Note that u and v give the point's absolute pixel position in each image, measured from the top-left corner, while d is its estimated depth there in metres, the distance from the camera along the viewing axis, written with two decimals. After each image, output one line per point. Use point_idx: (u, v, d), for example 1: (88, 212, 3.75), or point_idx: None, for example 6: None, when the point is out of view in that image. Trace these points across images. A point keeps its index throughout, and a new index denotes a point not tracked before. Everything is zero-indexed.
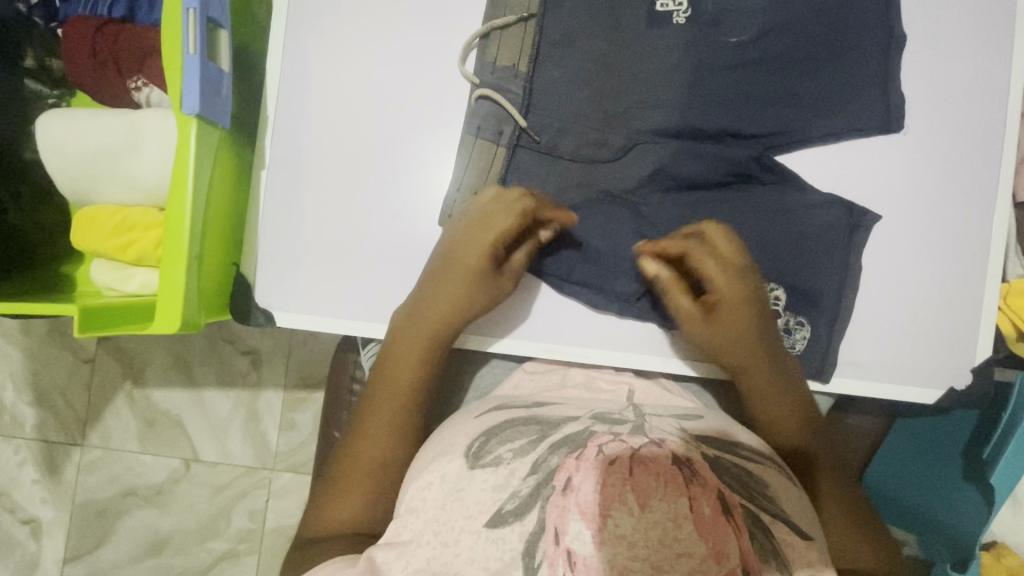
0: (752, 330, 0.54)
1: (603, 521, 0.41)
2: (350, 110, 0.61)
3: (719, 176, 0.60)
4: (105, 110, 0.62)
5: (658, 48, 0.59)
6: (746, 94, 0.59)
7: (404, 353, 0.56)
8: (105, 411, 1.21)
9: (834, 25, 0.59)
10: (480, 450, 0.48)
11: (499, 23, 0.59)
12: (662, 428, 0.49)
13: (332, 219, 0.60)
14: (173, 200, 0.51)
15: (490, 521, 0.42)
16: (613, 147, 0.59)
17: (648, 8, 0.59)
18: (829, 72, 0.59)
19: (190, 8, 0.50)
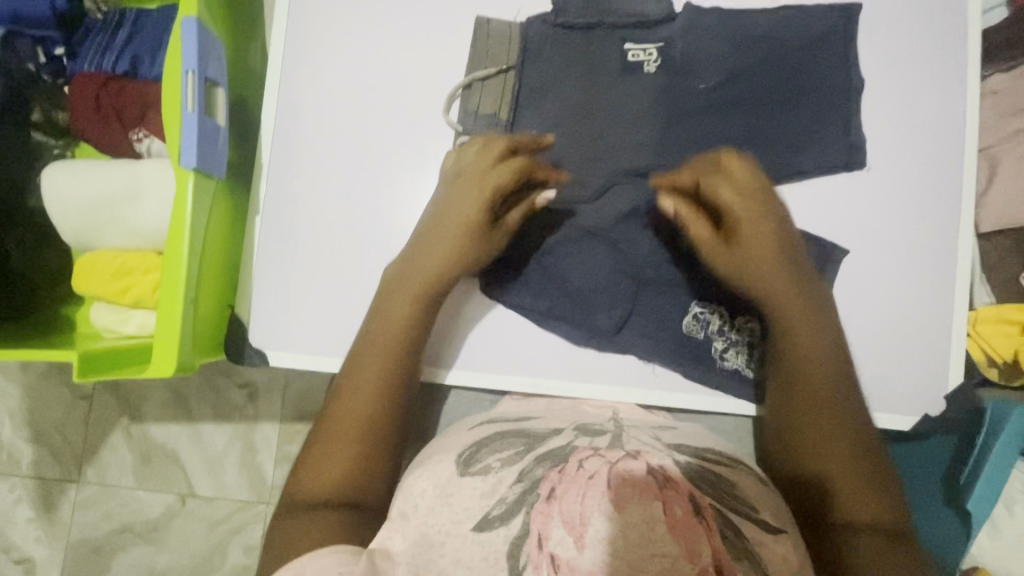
0: (773, 259, 0.55)
1: (583, 529, 0.42)
2: (341, 156, 0.64)
3: None
4: (109, 160, 0.66)
5: (631, 93, 0.62)
6: (716, 135, 0.62)
7: (377, 340, 0.55)
8: (102, 447, 1.22)
9: (796, 70, 0.62)
10: (470, 458, 0.50)
11: (480, 74, 0.63)
12: (639, 440, 0.52)
13: (324, 261, 0.63)
14: (171, 249, 0.53)
15: (477, 525, 0.44)
16: (590, 188, 0.62)
17: (620, 58, 0.63)
18: (795, 112, 0.62)
19: (189, 69, 0.53)
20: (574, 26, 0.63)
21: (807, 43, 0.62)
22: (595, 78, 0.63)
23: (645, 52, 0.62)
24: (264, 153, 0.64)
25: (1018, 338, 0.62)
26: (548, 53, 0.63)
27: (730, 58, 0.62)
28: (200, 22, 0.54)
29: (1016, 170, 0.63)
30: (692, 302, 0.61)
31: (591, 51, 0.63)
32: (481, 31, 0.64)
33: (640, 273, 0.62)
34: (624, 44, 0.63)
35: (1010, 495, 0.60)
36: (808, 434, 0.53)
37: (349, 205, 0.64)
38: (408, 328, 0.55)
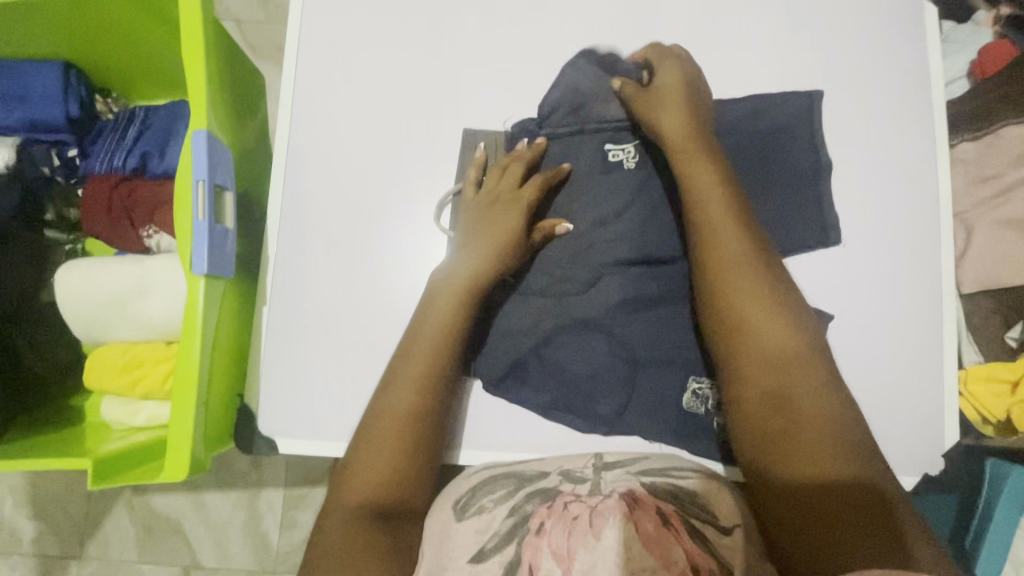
0: (698, 144, 0.61)
1: (570, 560, 0.47)
2: (342, 249, 0.66)
3: (680, 301, 0.65)
4: (120, 257, 0.68)
5: (614, 188, 0.66)
6: None
7: (395, 404, 0.57)
8: (104, 520, 1.20)
9: (765, 157, 0.67)
10: (466, 503, 0.56)
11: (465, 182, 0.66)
12: (614, 475, 0.55)
13: (327, 359, 0.65)
14: (183, 352, 0.55)
15: (473, 557, 0.51)
16: (580, 281, 0.64)
17: (601, 155, 0.67)
18: (769, 197, 0.66)
19: (200, 179, 0.56)
20: (556, 132, 0.67)
21: (777, 130, 0.67)
22: (580, 174, 0.66)
23: (625, 150, 0.66)
24: (268, 257, 0.66)
25: (1009, 398, 0.64)
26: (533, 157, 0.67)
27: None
28: (210, 133, 0.57)
29: (991, 235, 0.65)
30: (690, 378, 0.63)
31: (573, 152, 0.67)
32: (469, 141, 0.67)
33: (637, 358, 0.63)
34: (606, 141, 0.67)
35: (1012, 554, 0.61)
36: (757, 344, 0.53)
37: (351, 303, 0.66)
38: (420, 412, 0.57)
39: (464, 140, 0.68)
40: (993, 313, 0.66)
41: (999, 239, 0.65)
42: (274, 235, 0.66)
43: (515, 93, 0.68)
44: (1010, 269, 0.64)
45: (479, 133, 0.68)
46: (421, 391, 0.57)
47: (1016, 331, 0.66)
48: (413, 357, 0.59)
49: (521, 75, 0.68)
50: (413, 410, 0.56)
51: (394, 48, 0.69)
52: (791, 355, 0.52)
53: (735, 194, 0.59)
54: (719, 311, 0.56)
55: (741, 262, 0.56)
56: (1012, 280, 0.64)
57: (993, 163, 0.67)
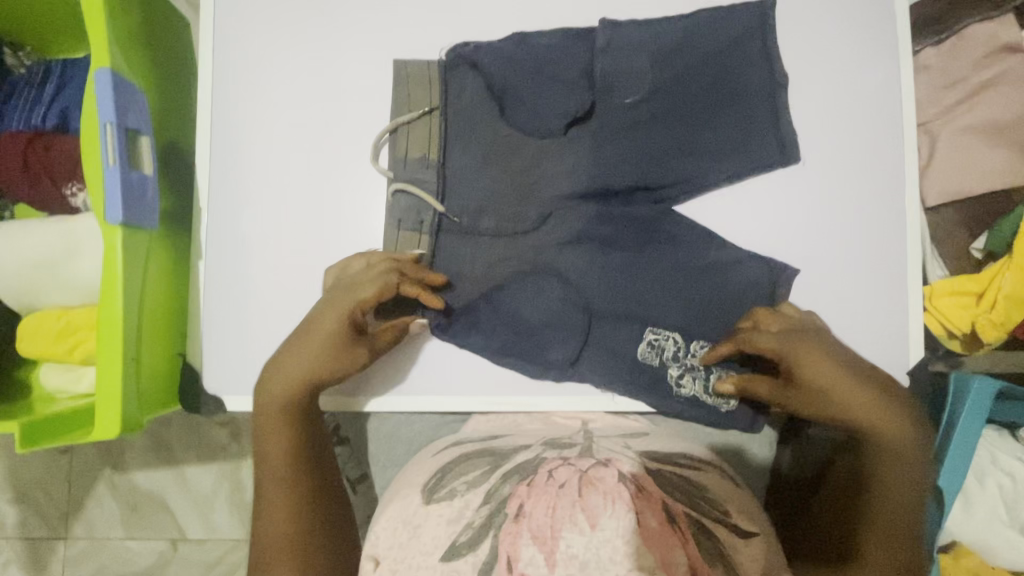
0: (833, 382, 0.54)
1: (554, 544, 0.41)
2: (279, 200, 0.63)
3: (633, 234, 0.63)
4: (44, 218, 0.64)
5: (559, 117, 0.60)
6: (647, 151, 0.62)
7: (275, 456, 0.56)
8: (87, 501, 1.19)
9: (721, 74, 0.62)
10: (435, 485, 0.51)
11: (405, 118, 0.61)
12: (610, 447, 0.52)
13: (271, 315, 0.62)
14: (105, 307, 0.52)
15: (445, 555, 0.45)
16: (530, 219, 0.62)
17: (551, 77, 0.61)
18: (721, 122, 0.62)
19: (107, 123, 0.52)
20: (495, 64, 0.61)
21: (729, 47, 0.62)
22: (519, 107, 0.61)
23: (569, 76, 0.61)
24: (200, 213, 0.63)
25: (975, 308, 0.62)
26: (471, 96, 0.62)
27: (657, 75, 0.61)
28: (117, 72, 0.53)
29: (955, 142, 0.63)
30: (646, 329, 0.60)
31: (510, 81, 0.61)
32: (400, 73, 0.62)
33: (592, 299, 0.61)
34: (548, 69, 0.61)
35: (977, 466, 0.60)
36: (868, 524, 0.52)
37: (291, 259, 0.63)
38: (306, 514, 0.55)
39: (396, 72, 0.63)
40: (957, 225, 0.64)
41: (961, 146, 0.62)
42: (204, 189, 0.63)
43: (449, 20, 0.64)
44: (973, 177, 0.62)
45: (410, 67, 0.62)
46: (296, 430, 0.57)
47: (981, 242, 0.63)
48: (267, 403, 0.57)
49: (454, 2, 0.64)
50: (294, 481, 0.55)
51: None
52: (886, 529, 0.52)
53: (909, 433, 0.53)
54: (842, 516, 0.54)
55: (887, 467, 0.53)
56: (975, 188, 0.62)
57: (957, 67, 0.64)
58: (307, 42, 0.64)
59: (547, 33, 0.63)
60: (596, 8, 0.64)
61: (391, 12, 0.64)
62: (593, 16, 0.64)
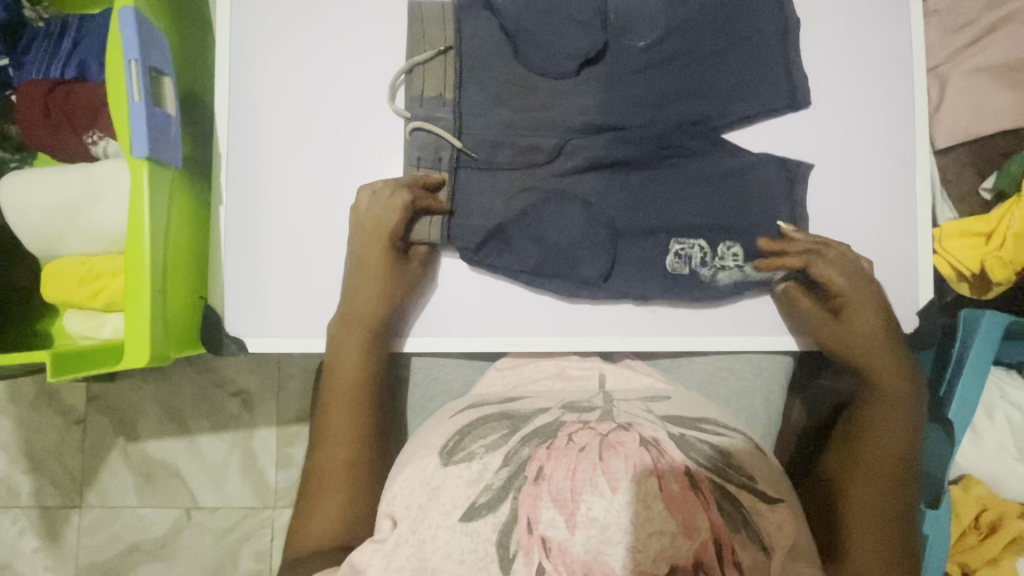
0: (867, 330, 0.59)
1: (574, 506, 0.44)
2: (298, 143, 0.64)
3: (650, 158, 0.63)
4: (67, 166, 0.65)
5: (570, 51, 0.61)
6: (661, 90, 0.63)
7: (341, 386, 0.60)
8: (102, 470, 1.20)
9: (733, 17, 0.62)
10: (454, 447, 0.51)
11: (420, 58, 0.62)
12: (630, 411, 0.52)
13: (291, 254, 0.64)
14: (132, 241, 0.53)
15: (465, 514, 0.46)
16: (547, 149, 0.62)
17: (565, 19, 0.61)
18: (734, 61, 0.63)
19: (132, 60, 0.52)
20: (507, 2, 0.61)
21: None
22: (530, 41, 0.61)
23: (583, 13, 0.61)
24: (220, 156, 0.64)
25: (983, 248, 0.63)
26: (484, 35, 0.62)
27: (669, 15, 0.62)
28: (140, 12, 0.54)
29: (965, 84, 0.63)
30: (670, 242, 0.62)
31: (523, 16, 0.61)
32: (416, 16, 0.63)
33: (614, 224, 0.62)
34: (561, 9, 0.62)
35: (986, 400, 0.61)
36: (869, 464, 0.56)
37: (311, 197, 0.64)
38: (359, 441, 0.58)
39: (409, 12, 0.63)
40: (967, 166, 0.64)
41: (971, 89, 0.63)
42: (224, 132, 0.64)
43: None
44: (983, 118, 0.63)
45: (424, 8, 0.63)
46: (360, 363, 0.60)
47: (989, 182, 0.64)
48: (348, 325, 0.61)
49: None
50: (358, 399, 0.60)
51: None
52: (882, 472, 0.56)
53: (918, 398, 0.58)
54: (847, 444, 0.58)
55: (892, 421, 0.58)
56: (985, 129, 0.63)
57: (966, 11, 0.65)
58: None
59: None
60: None
61: None
62: None
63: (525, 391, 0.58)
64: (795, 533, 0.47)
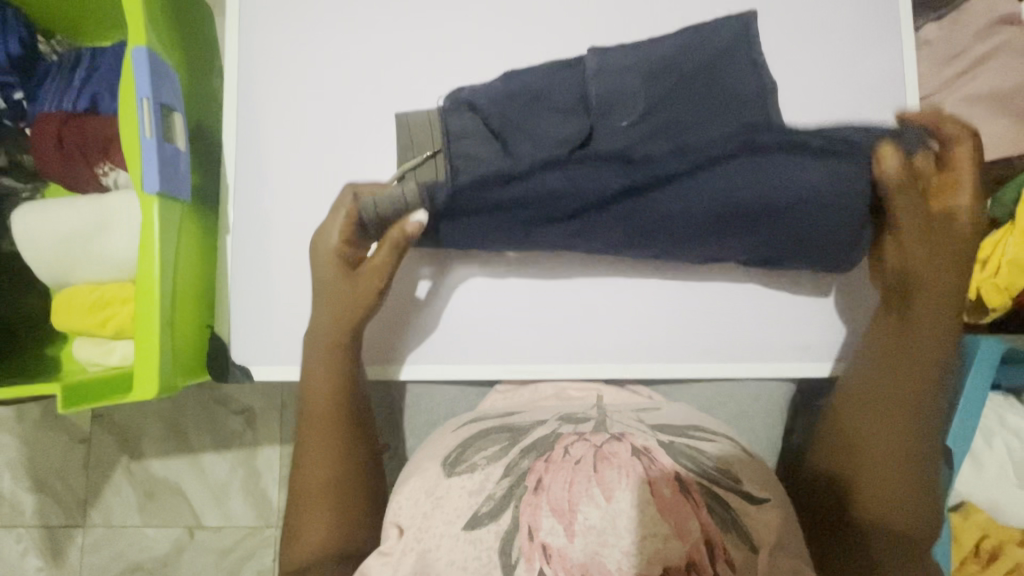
0: (973, 198, 0.53)
1: (572, 516, 0.44)
2: (302, 171, 0.66)
3: (678, 208, 0.57)
4: (77, 197, 0.67)
5: (568, 143, 0.56)
6: (669, 166, 0.56)
7: (319, 402, 0.60)
8: (105, 488, 1.21)
9: (714, 85, 0.57)
10: (456, 459, 0.53)
11: (410, 163, 0.60)
12: (622, 422, 0.54)
13: (296, 282, 0.65)
14: (142, 272, 0.54)
15: (468, 523, 0.47)
16: (564, 211, 0.57)
17: (550, 107, 0.57)
18: (749, 139, 0.55)
19: (143, 98, 0.54)
20: (480, 111, 0.58)
21: (718, 56, 0.58)
22: (518, 141, 0.56)
23: (567, 104, 0.57)
24: (227, 187, 0.66)
25: (979, 274, 0.63)
26: (472, 139, 0.58)
27: (660, 91, 0.57)
28: (151, 52, 0.56)
29: (958, 113, 0.64)
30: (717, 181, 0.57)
31: (499, 118, 0.57)
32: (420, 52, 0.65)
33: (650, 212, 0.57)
34: (542, 98, 0.57)
35: (985, 428, 0.62)
36: (861, 447, 0.56)
37: (313, 227, 0.65)
38: (348, 460, 0.60)
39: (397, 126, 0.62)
40: None
41: (967, 116, 0.64)
42: (230, 164, 0.66)
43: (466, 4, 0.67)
44: None
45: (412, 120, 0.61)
46: (329, 399, 0.60)
47: (984, 211, 0.66)
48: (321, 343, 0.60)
49: None
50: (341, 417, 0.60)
51: None
52: (879, 451, 0.55)
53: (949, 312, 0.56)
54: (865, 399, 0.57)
55: (873, 384, 0.57)
56: (983, 157, 0.63)
57: (958, 40, 0.65)
58: (330, 23, 0.67)
59: (525, 71, 0.60)
60: None
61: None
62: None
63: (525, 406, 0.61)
64: (783, 532, 0.48)
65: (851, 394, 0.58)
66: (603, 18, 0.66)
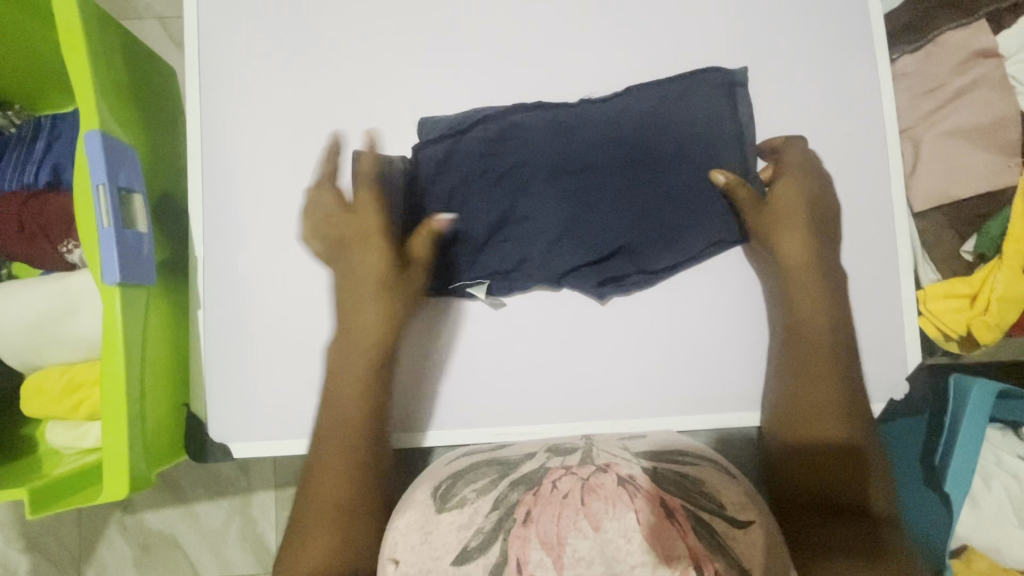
0: (805, 216, 0.59)
1: (560, 549, 0.47)
2: (277, 235, 0.64)
3: (619, 238, 0.60)
4: (41, 277, 0.65)
5: (516, 172, 0.61)
6: (601, 196, 0.60)
7: (345, 405, 0.56)
8: (99, 544, 1.13)
9: (626, 117, 0.61)
10: (446, 492, 0.54)
11: (363, 180, 0.59)
12: (608, 451, 0.55)
13: (274, 354, 0.63)
14: (108, 366, 0.53)
15: (456, 559, 0.49)
16: (513, 254, 0.61)
17: (474, 150, 0.61)
18: (684, 185, 0.60)
19: (99, 185, 0.52)
20: (442, 136, 0.61)
21: (690, 109, 0.61)
22: (470, 167, 0.61)
23: (527, 141, 0.61)
24: (195, 261, 0.64)
25: (968, 311, 0.63)
26: (428, 172, 0.61)
27: (619, 133, 0.61)
28: (106, 133, 0.54)
29: (937, 147, 0.64)
30: (660, 209, 0.60)
31: (460, 141, 0.61)
32: (393, 110, 0.64)
33: (598, 245, 0.60)
34: (467, 143, 0.61)
35: (982, 469, 0.62)
36: (817, 426, 0.55)
37: (293, 292, 0.64)
38: (359, 479, 0.54)
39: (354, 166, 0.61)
40: (946, 227, 0.65)
41: (945, 151, 0.64)
42: (198, 237, 0.63)
43: (434, 56, 0.65)
44: (958, 181, 0.63)
45: (364, 156, 0.60)
46: (370, 398, 0.57)
47: (970, 245, 0.65)
48: (367, 337, 0.57)
49: (439, 37, 0.65)
50: (362, 434, 0.55)
51: (306, 22, 0.65)
52: (849, 435, 0.54)
53: (837, 296, 0.59)
54: (802, 404, 0.56)
55: (806, 363, 0.57)
56: (961, 192, 0.64)
57: (935, 74, 0.65)
58: (299, 81, 0.65)
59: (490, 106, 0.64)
60: (578, 33, 0.65)
61: (379, 52, 0.65)
62: (576, 42, 0.65)
63: (509, 434, 0.61)
64: (773, 551, 0.48)
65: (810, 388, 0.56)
66: (575, 66, 0.64)
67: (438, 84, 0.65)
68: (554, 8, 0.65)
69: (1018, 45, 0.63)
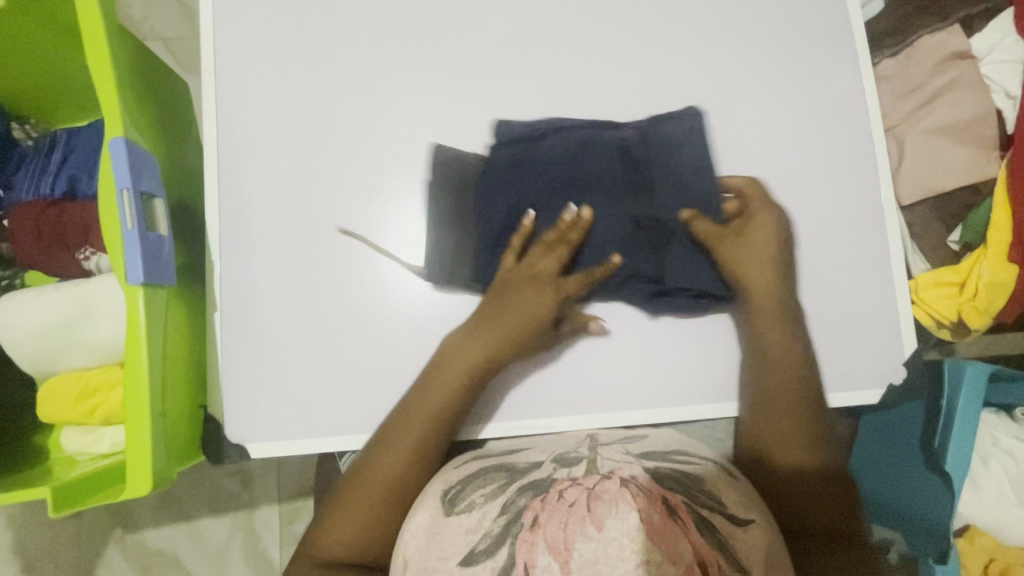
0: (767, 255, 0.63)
1: (568, 554, 0.43)
2: (294, 237, 0.66)
3: (655, 269, 0.62)
4: (59, 283, 0.66)
5: (578, 187, 0.62)
6: (651, 228, 0.62)
7: (427, 409, 0.59)
8: (97, 566, 1.10)
9: (698, 165, 0.63)
10: (455, 497, 0.53)
11: (436, 171, 0.66)
12: (611, 457, 0.55)
13: (292, 352, 0.64)
14: (132, 366, 0.54)
15: (463, 560, 0.47)
16: (552, 276, 0.61)
17: (546, 167, 0.63)
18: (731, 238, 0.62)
19: (123, 189, 0.54)
20: (519, 139, 0.65)
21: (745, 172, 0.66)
22: (532, 174, 0.63)
23: (599, 161, 0.63)
24: (212, 263, 0.65)
25: (958, 298, 0.66)
26: (498, 166, 0.64)
27: (678, 174, 0.63)
28: (130, 140, 0.55)
29: (921, 143, 0.68)
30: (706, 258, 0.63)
31: (533, 144, 0.64)
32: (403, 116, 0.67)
33: (635, 271, 0.62)
34: (543, 160, 0.63)
35: (980, 450, 0.65)
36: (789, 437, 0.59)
37: (309, 291, 0.65)
38: (404, 484, 0.57)
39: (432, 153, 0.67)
40: (932, 220, 0.69)
41: (927, 147, 0.68)
42: (214, 242, 0.65)
43: (443, 64, 0.68)
44: (942, 175, 0.67)
45: (445, 148, 0.66)
46: (446, 418, 0.59)
47: (957, 235, 0.70)
48: (466, 356, 0.60)
49: (447, 46, 0.68)
50: (428, 437, 0.59)
51: (321, 32, 0.68)
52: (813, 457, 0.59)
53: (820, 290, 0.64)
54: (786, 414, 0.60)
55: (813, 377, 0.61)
56: (945, 185, 0.68)
57: (915, 75, 0.70)
58: (314, 88, 0.67)
59: (496, 111, 0.67)
60: (580, 41, 0.68)
61: (391, 61, 0.68)
62: (578, 49, 0.68)
63: (523, 427, 0.63)
64: (768, 554, 0.48)
65: (788, 383, 0.61)
66: (577, 71, 0.68)
67: (448, 90, 0.67)
68: (556, 18, 0.68)
69: (989, 46, 0.68)
